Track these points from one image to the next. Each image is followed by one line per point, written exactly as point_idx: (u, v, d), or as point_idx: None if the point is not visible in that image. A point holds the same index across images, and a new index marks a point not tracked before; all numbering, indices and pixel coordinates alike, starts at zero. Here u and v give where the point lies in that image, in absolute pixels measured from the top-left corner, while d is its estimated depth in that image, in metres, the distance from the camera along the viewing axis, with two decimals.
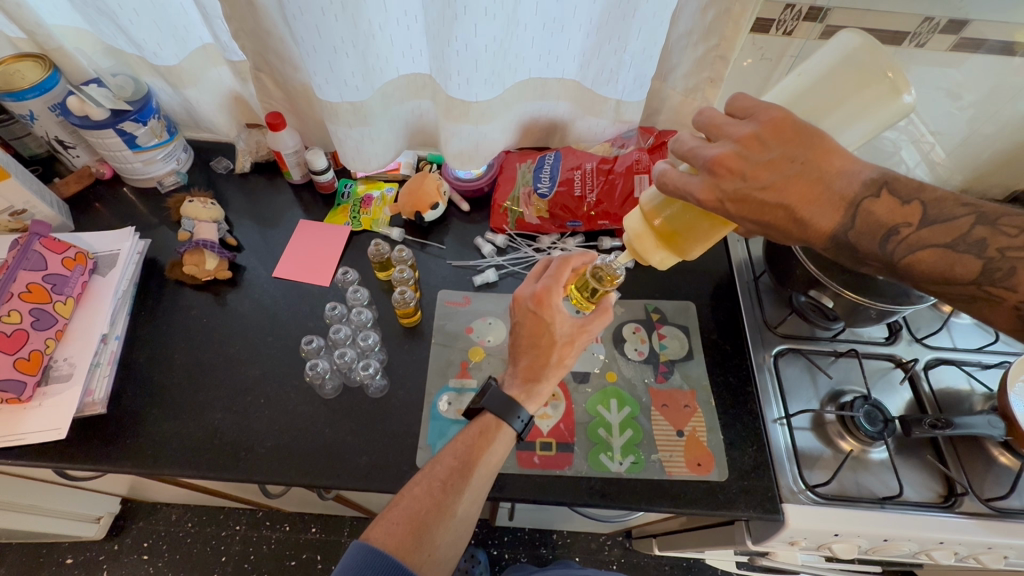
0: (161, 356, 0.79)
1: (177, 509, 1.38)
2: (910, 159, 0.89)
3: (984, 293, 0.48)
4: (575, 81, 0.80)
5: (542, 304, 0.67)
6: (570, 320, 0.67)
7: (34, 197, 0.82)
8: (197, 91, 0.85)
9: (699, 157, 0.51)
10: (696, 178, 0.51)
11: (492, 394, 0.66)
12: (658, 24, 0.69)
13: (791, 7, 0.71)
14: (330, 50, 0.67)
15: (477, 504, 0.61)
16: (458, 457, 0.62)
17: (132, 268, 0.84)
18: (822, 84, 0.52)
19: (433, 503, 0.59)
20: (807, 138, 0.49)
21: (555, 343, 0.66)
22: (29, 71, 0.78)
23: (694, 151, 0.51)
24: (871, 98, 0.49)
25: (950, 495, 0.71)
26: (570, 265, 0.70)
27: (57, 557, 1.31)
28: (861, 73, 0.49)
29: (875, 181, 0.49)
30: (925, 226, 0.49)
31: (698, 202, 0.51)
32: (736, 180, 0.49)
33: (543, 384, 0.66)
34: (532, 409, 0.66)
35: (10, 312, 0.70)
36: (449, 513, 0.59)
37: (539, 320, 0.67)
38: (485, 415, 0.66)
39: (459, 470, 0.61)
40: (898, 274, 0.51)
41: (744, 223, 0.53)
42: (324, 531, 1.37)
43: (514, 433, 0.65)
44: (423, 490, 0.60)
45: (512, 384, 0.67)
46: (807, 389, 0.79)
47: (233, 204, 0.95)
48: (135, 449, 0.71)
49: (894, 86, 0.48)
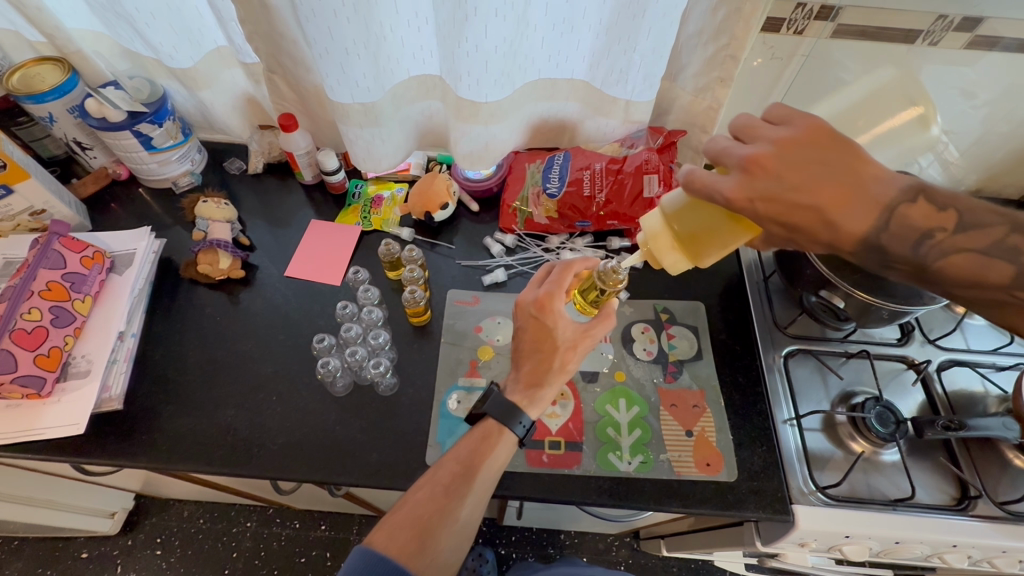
0: (175, 353, 0.81)
1: (189, 505, 1.39)
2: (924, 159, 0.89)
3: (1012, 298, 0.47)
4: (585, 81, 0.81)
5: (544, 309, 0.66)
6: (573, 325, 0.66)
7: (52, 197, 0.84)
8: (212, 92, 0.86)
9: (733, 155, 0.50)
10: (728, 177, 0.51)
11: (494, 400, 0.65)
12: (668, 24, 0.69)
13: (802, 6, 0.70)
14: (342, 51, 0.68)
15: (480, 508, 0.61)
16: (461, 462, 0.62)
17: (148, 267, 0.86)
18: (857, 108, 0.67)
19: (435, 508, 0.59)
20: (845, 144, 0.49)
21: (558, 347, 0.65)
22: (48, 74, 0.81)
23: (728, 150, 0.51)
24: (913, 121, 0.63)
25: (963, 497, 0.70)
26: (572, 271, 0.69)
27: (74, 551, 1.33)
28: (889, 103, 0.65)
29: (911, 188, 0.48)
30: (960, 231, 0.48)
31: (726, 200, 0.51)
32: (769, 178, 0.49)
33: (545, 389, 0.66)
34: (534, 415, 0.66)
35: (31, 310, 0.72)
36: (452, 516, 0.59)
37: (541, 325, 0.66)
38: (487, 420, 0.65)
39: (461, 475, 0.61)
40: (926, 279, 0.50)
41: (771, 227, 0.51)
42: (333, 529, 1.38)
43: (515, 438, 0.65)
44: (426, 494, 0.60)
45: (514, 390, 0.66)
46: (818, 390, 0.79)
47: (246, 205, 0.97)
48: (150, 445, 0.72)
49: (923, 119, 0.63)
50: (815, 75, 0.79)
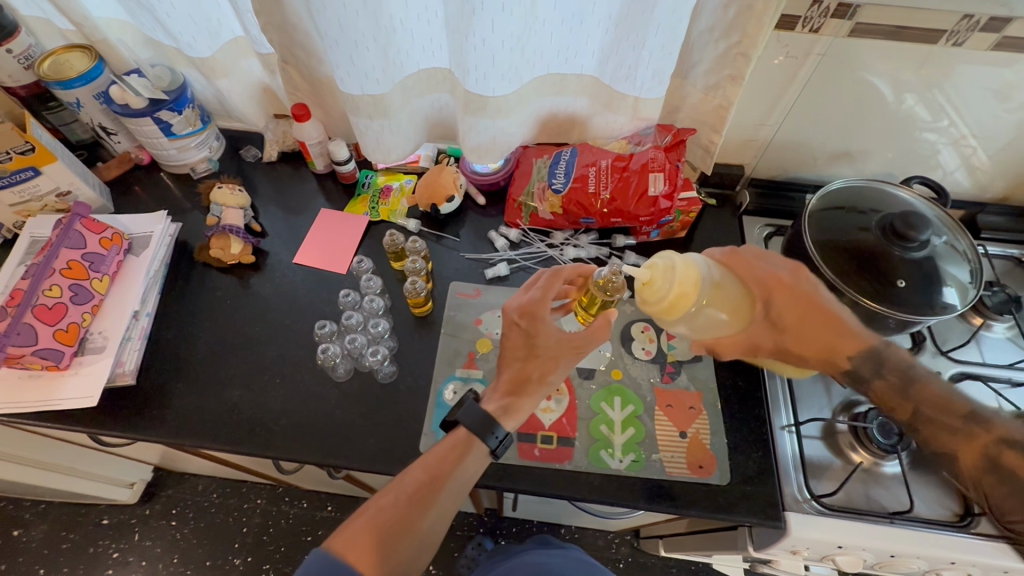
0: (186, 333, 0.84)
1: (203, 479, 1.45)
2: (949, 162, 0.88)
3: (966, 429, 0.58)
4: (595, 78, 0.80)
5: (528, 316, 0.66)
6: (558, 336, 0.65)
7: (77, 179, 0.87)
8: (229, 81, 0.88)
9: (779, 260, 0.69)
10: (779, 267, 0.68)
11: (468, 410, 0.64)
12: (678, 20, 0.68)
13: (819, 3, 0.67)
14: (351, 44, 0.69)
15: (445, 519, 0.60)
16: (427, 471, 0.61)
17: (164, 249, 0.89)
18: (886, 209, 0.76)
19: (398, 516, 0.58)
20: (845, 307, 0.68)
21: (538, 357, 0.66)
22: (77, 62, 0.84)
23: (774, 254, 0.70)
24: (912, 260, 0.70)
25: (966, 514, 0.68)
26: (561, 278, 0.69)
27: (95, 517, 1.40)
28: None
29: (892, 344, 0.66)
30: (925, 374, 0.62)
31: (769, 276, 0.67)
32: (805, 283, 0.67)
33: (522, 400, 0.65)
34: (509, 427, 0.65)
35: (51, 287, 0.76)
36: (414, 525, 0.58)
37: (524, 332, 0.66)
38: (459, 428, 0.64)
39: (427, 483, 0.60)
40: (905, 396, 0.62)
41: (782, 320, 0.67)
42: (338, 510, 1.42)
43: (488, 449, 0.64)
44: (389, 502, 0.58)
45: (491, 399, 0.66)
46: (820, 398, 0.78)
47: (262, 192, 0.99)
48: (159, 420, 0.76)
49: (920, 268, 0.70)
50: (829, 74, 0.77)
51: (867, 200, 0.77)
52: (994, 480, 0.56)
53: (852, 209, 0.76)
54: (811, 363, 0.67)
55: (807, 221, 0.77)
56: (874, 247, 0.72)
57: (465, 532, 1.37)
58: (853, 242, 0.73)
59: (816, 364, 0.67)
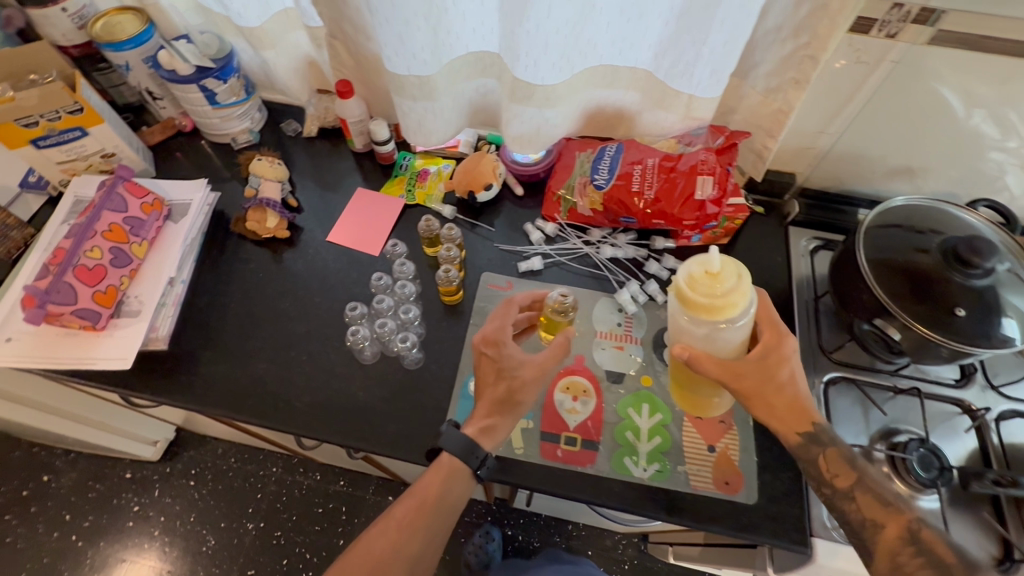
0: (218, 303, 0.85)
1: (223, 444, 1.48)
2: (1017, 185, 0.83)
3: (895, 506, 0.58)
4: (648, 72, 0.77)
5: (491, 344, 0.65)
6: (526, 364, 0.64)
7: (122, 142, 0.88)
8: (275, 53, 0.87)
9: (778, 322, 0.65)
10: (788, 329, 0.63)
11: (447, 435, 0.64)
12: (745, 16, 0.64)
13: (899, 7, 0.63)
14: (402, 22, 0.68)
15: (438, 541, 0.62)
16: (414, 498, 0.62)
17: (202, 218, 0.89)
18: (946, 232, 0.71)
19: (389, 544, 0.60)
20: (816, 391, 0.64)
21: (510, 385, 0.64)
22: (128, 24, 0.84)
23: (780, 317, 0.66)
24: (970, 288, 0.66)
25: (1006, 558, 0.66)
26: (514, 305, 0.70)
27: (119, 470, 1.45)
28: None
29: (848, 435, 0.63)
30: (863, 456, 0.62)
31: (784, 331, 0.62)
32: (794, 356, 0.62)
33: (499, 423, 0.64)
34: (490, 448, 0.64)
35: (93, 248, 0.77)
36: (405, 552, 0.60)
37: (490, 361, 0.65)
38: (442, 454, 0.64)
39: (415, 510, 0.62)
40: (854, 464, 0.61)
41: (768, 373, 0.61)
42: (350, 485, 1.44)
43: (472, 470, 0.64)
44: (379, 531, 0.61)
45: (470, 423, 0.65)
46: (858, 423, 0.75)
47: (299, 167, 0.99)
48: (187, 387, 0.77)
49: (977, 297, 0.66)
50: (899, 83, 0.72)
51: (928, 220, 0.72)
52: (912, 553, 0.55)
53: (911, 228, 0.72)
54: (774, 419, 0.61)
55: (861, 238, 0.73)
56: (931, 271, 0.68)
57: (473, 519, 1.38)
58: (910, 265, 0.69)
59: (779, 421, 0.61)
